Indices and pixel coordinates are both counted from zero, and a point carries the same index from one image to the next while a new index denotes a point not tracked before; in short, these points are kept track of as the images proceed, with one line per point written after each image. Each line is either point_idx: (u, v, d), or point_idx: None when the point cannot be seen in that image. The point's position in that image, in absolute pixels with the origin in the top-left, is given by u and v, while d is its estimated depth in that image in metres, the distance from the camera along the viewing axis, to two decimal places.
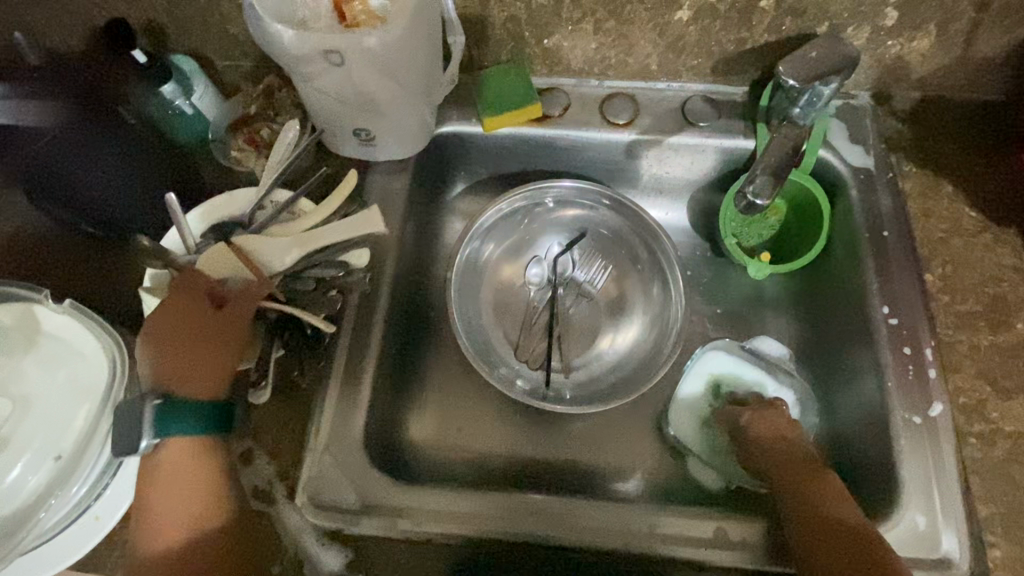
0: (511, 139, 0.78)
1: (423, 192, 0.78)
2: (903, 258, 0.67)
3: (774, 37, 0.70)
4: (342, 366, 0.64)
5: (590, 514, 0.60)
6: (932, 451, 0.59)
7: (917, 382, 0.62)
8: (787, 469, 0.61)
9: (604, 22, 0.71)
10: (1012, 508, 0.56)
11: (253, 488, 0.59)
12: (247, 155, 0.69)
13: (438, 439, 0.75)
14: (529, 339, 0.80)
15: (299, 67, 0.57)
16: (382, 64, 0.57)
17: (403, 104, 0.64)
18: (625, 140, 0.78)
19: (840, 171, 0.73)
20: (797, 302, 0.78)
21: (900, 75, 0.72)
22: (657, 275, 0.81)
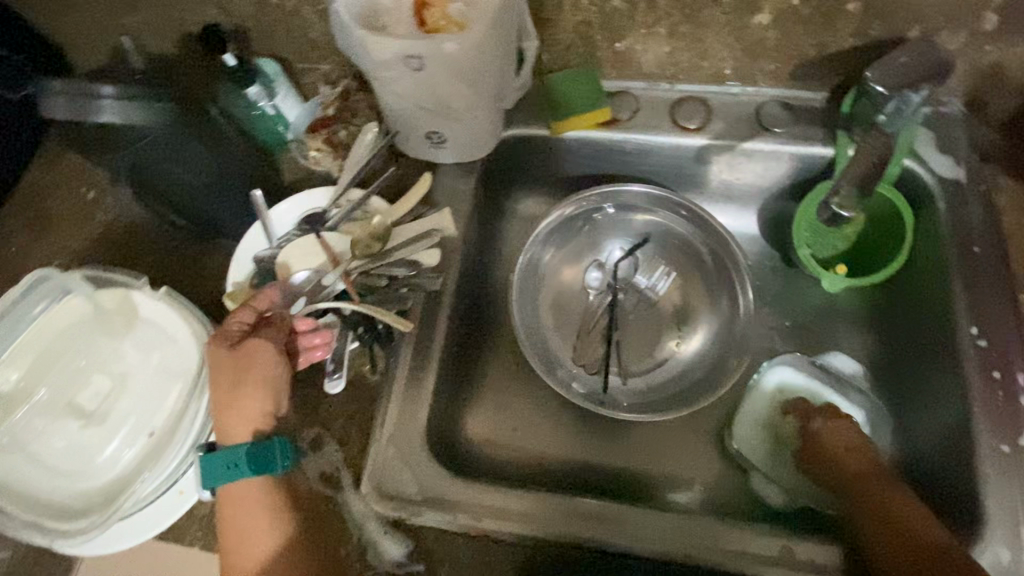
0: (577, 142, 0.78)
1: (488, 194, 0.80)
2: (995, 276, 0.63)
3: (859, 41, 0.67)
4: (409, 363, 0.65)
5: (643, 518, 0.60)
6: (1021, 482, 0.56)
7: (1006, 409, 0.58)
8: (862, 492, 0.59)
9: (678, 25, 0.70)
10: None
11: (323, 473, 0.62)
12: (323, 155, 0.74)
13: (495, 437, 0.76)
14: (588, 343, 0.80)
15: (381, 73, 0.59)
16: (460, 69, 0.58)
17: (475, 109, 0.65)
18: (694, 145, 0.76)
19: (927, 182, 0.69)
20: (871, 317, 0.75)
21: (998, 81, 0.68)
22: (721, 284, 0.80)
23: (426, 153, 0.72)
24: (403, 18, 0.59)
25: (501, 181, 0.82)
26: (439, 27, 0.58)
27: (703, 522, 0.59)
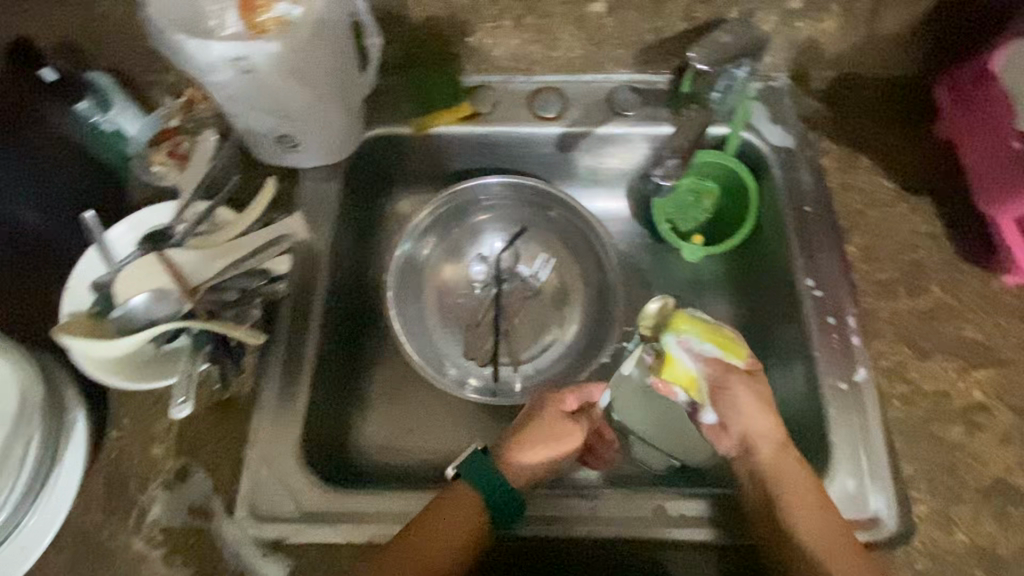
0: (442, 139, 0.78)
1: (358, 197, 0.78)
2: (824, 231, 0.69)
3: (688, 24, 0.72)
4: (278, 374, 0.64)
5: (577, 501, 0.62)
6: (857, 414, 0.61)
7: (840, 350, 0.64)
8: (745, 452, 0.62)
9: (522, 18, 0.72)
10: (932, 463, 0.59)
11: (190, 505, 0.59)
12: (168, 170, 0.69)
13: (388, 443, 0.74)
14: (475, 337, 0.81)
15: (208, 78, 0.57)
16: (291, 71, 0.57)
17: (323, 112, 0.64)
18: (555, 133, 0.78)
19: (763, 152, 0.75)
20: (733, 282, 0.80)
21: (814, 55, 0.75)
22: (595, 265, 0.82)
23: (282, 158, 0.70)
24: (228, 21, 0.56)
25: (372, 183, 0.81)
26: (267, 28, 0.56)
27: (624, 496, 0.62)
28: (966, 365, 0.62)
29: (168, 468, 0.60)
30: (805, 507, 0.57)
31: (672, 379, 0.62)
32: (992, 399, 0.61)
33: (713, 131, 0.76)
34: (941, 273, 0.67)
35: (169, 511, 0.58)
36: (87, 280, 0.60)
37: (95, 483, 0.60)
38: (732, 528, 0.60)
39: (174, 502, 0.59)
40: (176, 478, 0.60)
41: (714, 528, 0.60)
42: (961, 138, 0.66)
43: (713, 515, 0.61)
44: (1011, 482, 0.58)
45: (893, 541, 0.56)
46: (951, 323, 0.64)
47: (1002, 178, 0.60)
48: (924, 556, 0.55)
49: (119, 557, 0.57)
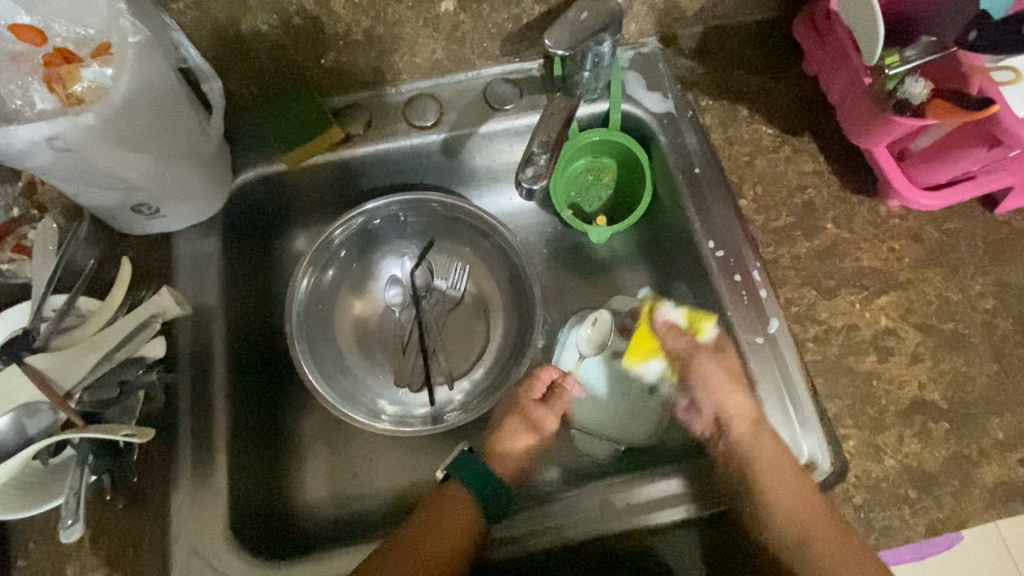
0: (321, 168, 0.74)
1: (246, 247, 0.73)
2: (717, 189, 0.70)
3: (544, 6, 0.69)
4: (189, 456, 0.60)
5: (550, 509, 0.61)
6: (777, 363, 0.63)
7: (751, 305, 0.65)
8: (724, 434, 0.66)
9: (372, 30, 0.68)
10: (854, 397, 0.60)
11: None
12: (21, 264, 0.62)
13: (333, 493, 0.71)
14: (404, 363, 0.77)
15: (25, 165, 0.51)
16: (117, 138, 0.52)
17: (168, 167, 0.59)
18: (436, 140, 0.75)
19: (645, 120, 0.74)
20: (646, 253, 0.80)
21: (675, 14, 0.74)
22: (511, 265, 0.80)
23: (147, 226, 0.65)
24: (34, 98, 0.52)
25: (261, 228, 0.76)
26: (81, 98, 0.52)
27: (592, 492, 0.61)
28: (870, 295, 0.64)
29: None
30: (775, 480, 0.60)
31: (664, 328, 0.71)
32: (898, 322, 0.63)
33: (594, 107, 0.75)
34: (833, 208, 0.68)
35: None
36: None
37: None
38: (706, 498, 0.61)
39: None
40: None
41: (690, 503, 0.61)
42: (825, 73, 0.66)
43: (686, 491, 0.61)
44: (928, 398, 0.60)
45: (829, 481, 0.58)
46: (848, 257, 0.65)
47: (862, 110, 0.61)
48: (861, 489, 0.57)
49: None
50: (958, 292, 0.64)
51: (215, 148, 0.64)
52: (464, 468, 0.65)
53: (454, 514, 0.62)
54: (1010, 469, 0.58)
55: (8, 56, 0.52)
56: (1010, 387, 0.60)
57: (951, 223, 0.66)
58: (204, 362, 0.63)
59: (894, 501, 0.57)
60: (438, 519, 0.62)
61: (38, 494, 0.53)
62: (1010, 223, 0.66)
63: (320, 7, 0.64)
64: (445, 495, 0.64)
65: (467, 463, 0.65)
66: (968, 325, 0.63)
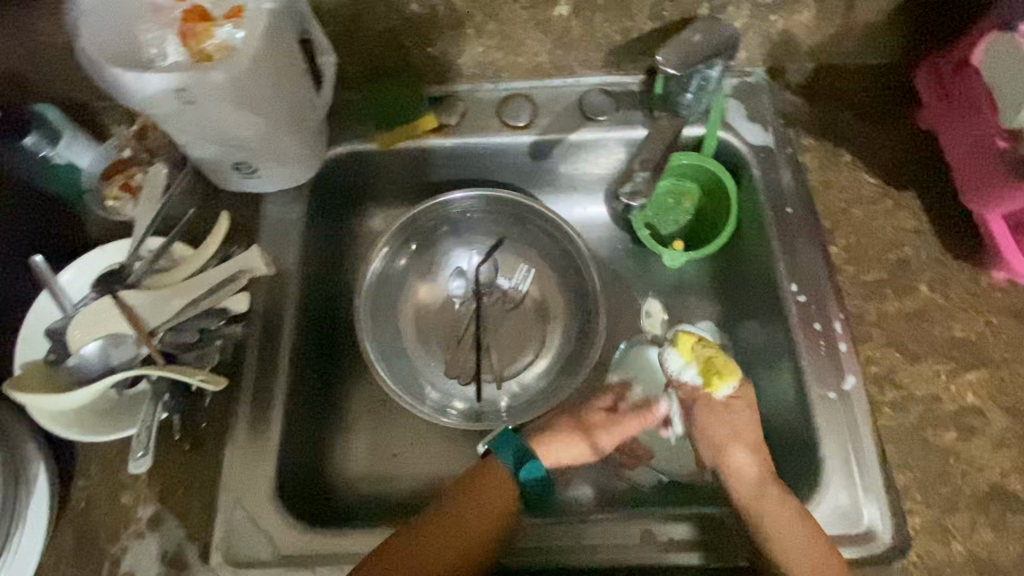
0: (411, 152, 0.75)
1: (326, 218, 0.75)
2: (807, 232, 0.67)
3: (657, 23, 0.69)
4: (247, 411, 0.62)
5: (590, 530, 0.60)
6: (847, 422, 0.60)
7: (828, 357, 0.62)
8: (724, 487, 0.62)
9: (483, 25, 0.69)
10: (926, 472, 0.57)
11: (164, 551, 0.57)
12: (123, 203, 0.67)
13: (369, 471, 0.72)
14: (457, 355, 0.78)
15: (151, 111, 0.54)
16: (238, 97, 0.54)
17: (274, 132, 0.61)
18: (525, 142, 0.75)
19: (741, 151, 0.72)
20: (717, 285, 0.78)
21: (790, 48, 0.72)
22: (579, 277, 0.79)
23: (242, 185, 0.67)
24: (166, 50, 0.53)
25: (343, 203, 0.78)
26: (209, 54, 0.53)
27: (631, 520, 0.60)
28: (958, 368, 0.60)
29: (139, 516, 0.58)
30: (805, 551, 0.54)
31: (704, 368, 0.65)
32: (986, 401, 0.59)
33: (689, 131, 0.74)
34: (929, 270, 0.64)
35: (142, 560, 0.57)
36: (40, 326, 0.58)
37: (63, 538, 0.58)
38: (715, 550, 0.58)
39: (146, 550, 0.57)
40: (148, 525, 0.58)
41: (703, 551, 0.59)
42: (945, 128, 0.63)
43: (700, 538, 0.59)
44: (1008, 488, 0.56)
45: (888, 556, 0.55)
46: (939, 324, 0.62)
47: (984, 173, 0.59)
48: (920, 570, 0.54)
49: None
50: None
51: (319, 122, 0.65)
52: (506, 446, 0.64)
53: (493, 483, 0.61)
54: None
55: (150, 8, 0.54)
56: None
57: None
58: (273, 322, 0.65)
59: None
60: (480, 488, 0.61)
61: (111, 421, 0.55)
62: None
63: None
64: (486, 467, 0.62)
65: (511, 442, 0.64)
66: None
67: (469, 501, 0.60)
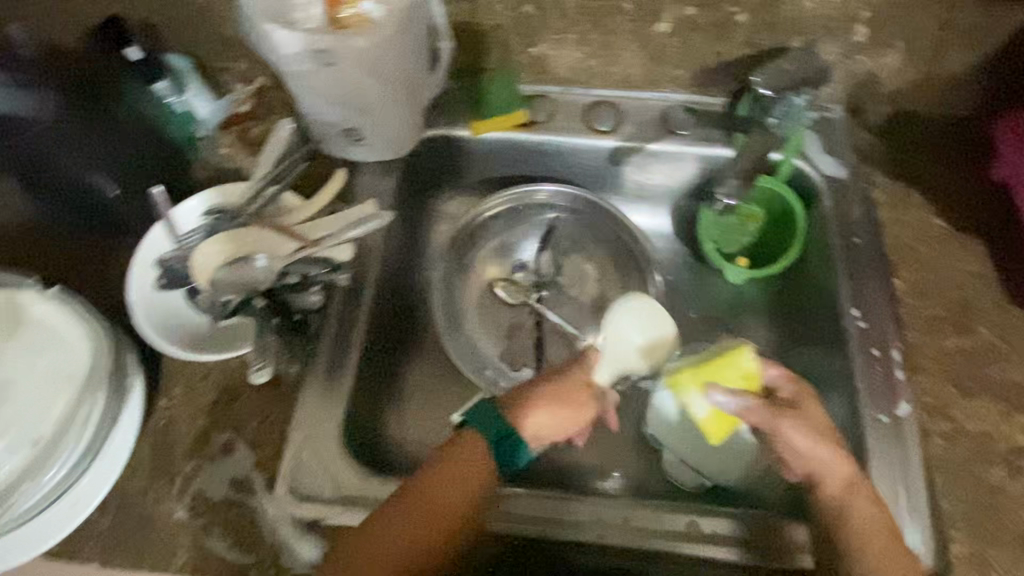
0: (500, 143, 0.80)
1: (414, 194, 0.81)
2: (872, 262, 0.70)
3: (751, 50, 0.73)
4: (324, 358, 0.65)
5: (646, 515, 0.61)
6: (899, 448, 0.61)
7: (883, 381, 0.64)
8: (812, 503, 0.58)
9: (587, 33, 0.74)
10: (973, 505, 0.58)
11: (233, 477, 0.61)
12: (237, 151, 0.73)
13: (423, 438, 0.74)
14: (514, 342, 0.82)
15: (293, 66, 0.59)
16: (371, 65, 0.60)
17: (391, 104, 0.66)
18: (608, 146, 0.80)
19: (813, 181, 0.75)
20: (775, 310, 0.80)
21: (872, 89, 0.75)
22: (637, 280, 0.83)
23: (345, 150, 0.72)
24: (313, 16, 0.59)
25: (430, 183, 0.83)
26: (346, 23, 0.58)
27: (684, 510, 0.62)
28: (1011, 409, 0.62)
29: (214, 441, 0.62)
30: (880, 542, 0.53)
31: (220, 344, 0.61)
32: None
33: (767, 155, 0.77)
34: (988, 314, 0.66)
35: (213, 481, 0.60)
36: (153, 253, 0.63)
37: (143, 450, 0.62)
38: (773, 548, 0.59)
39: (219, 473, 0.61)
40: (221, 450, 0.62)
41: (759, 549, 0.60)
42: (1015, 182, 0.66)
43: (745, 533, 0.60)
44: None
45: None
46: (995, 364, 0.64)
47: None
48: None
49: (159, 527, 0.59)
50: None
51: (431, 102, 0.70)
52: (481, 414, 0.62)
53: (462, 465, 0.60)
54: None
55: None
56: None
57: None
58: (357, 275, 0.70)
59: None
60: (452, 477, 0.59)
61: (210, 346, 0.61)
62: None
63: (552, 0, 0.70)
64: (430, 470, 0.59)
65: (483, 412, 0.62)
66: None
67: (440, 485, 0.58)
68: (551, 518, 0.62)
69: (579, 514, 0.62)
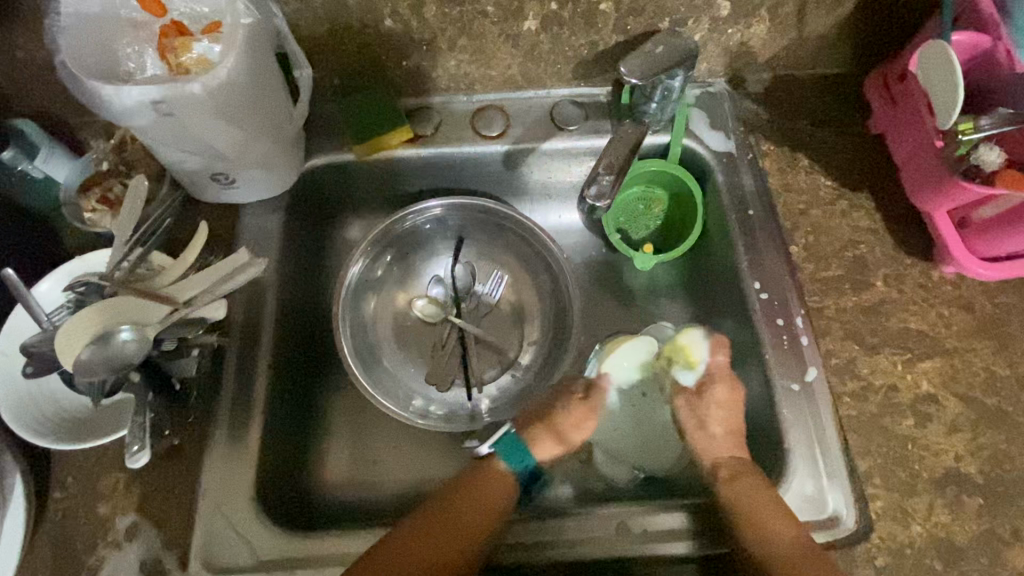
0: (389, 163, 0.76)
1: (306, 227, 0.77)
2: (768, 233, 0.71)
3: (623, 37, 0.71)
4: (227, 415, 0.63)
5: (601, 522, 0.62)
6: (812, 413, 0.63)
7: (791, 350, 0.65)
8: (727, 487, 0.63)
9: (456, 40, 0.71)
10: (887, 459, 0.60)
11: (142, 563, 0.57)
12: (102, 216, 0.66)
13: (354, 477, 0.72)
14: (438, 364, 0.79)
15: (131, 123, 0.56)
16: (215, 110, 0.57)
17: (252, 142, 0.63)
18: (498, 151, 0.78)
19: (704, 158, 0.75)
20: (689, 289, 0.80)
21: (748, 59, 0.75)
22: (548, 283, 0.81)
23: (220, 195, 0.69)
24: (146, 69, 0.56)
25: (323, 213, 0.79)
26: (187, 68, 0.55)
27: (635, 512, 0.63)
28: (913, 357, 0.63)
29: (115, 528, 0.58)
30: (766, 509, 0.58)
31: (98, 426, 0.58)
32: (939, 388, 0.62)
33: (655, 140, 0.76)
34: (884, 267, 0.67)
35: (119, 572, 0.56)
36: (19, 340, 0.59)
37: (38, 551, 0.57)
38: (705, 538, 0.61)
39: (125, 561, 0.57)
40: (124, 537, 0.57)
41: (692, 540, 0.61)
42: (891, 134, 0.67)
43: (686, 526, 0.62)
44: (962, 470, 0.59)
45: (853, 540, 0.58)
46: (895, 316, 0.65)
47: (931, 172, 0.61)
48: (883, 551, 0.57)
49: None
50: (1006, 367, 0.63)
51: (296, 132, 0.67)
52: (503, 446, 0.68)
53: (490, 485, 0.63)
54: None
55: (130, 25, 0.56)
56: None
57: (1004, 298, 0.65)
58: (253, 326, 0.67)
59: (917, 569, 0.56)
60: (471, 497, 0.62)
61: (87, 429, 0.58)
62: None
63: (411, 11, 0.67)
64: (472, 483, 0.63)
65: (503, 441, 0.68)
66: (1013, 403, 0.62)
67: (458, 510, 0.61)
68: (509, 543, 0.62)
69: (516, 536, 0.62)
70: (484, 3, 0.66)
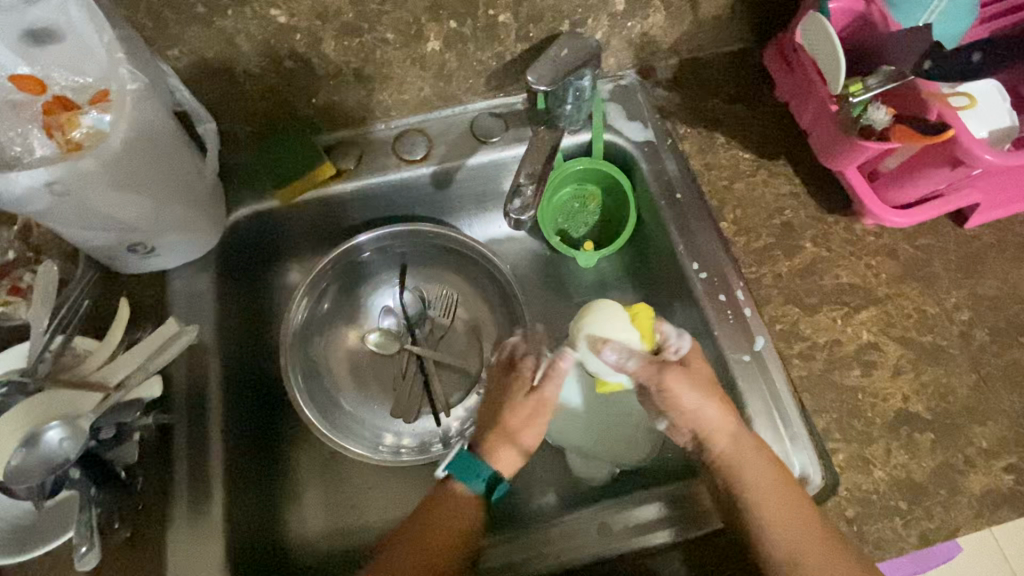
0: (316, 203, 0.75)
1: (238, 280, 0.74)
2: (699, 213, 0.72)
3: (527, 44, 0.71)
4: (184, 491, 0.60)
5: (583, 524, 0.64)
6: (767, 380, 0.65)
7: (737, 323, 0.67)
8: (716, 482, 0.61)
9: (362, 71, 0.69)
10: (842, 411, 0.62)
11: None
12: (15, 308, 0.62)
13: (334, 527, 0.70)
14: (400, 395, 0.77)
15: (28, 210, 0.53)
16: (114, 181, 0.55)
17: (162, 206, 0.61)
18: (425, 173, 0.77)
19: (627, 149, 0.76)
20: (634, 279, 0.81)
21: (652, 47, 0.76)
22: (497, 295, 0.81)
23: (143, 265, 0.67)
24: (33, 145, 0.55)
25: (257, 264, 0.77)
26: (79, 143, 0.54)
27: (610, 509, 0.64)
28: (851, 310, 0.66)
29: None
30: (774, 497, 0.57)
31: (27, 542, 0.54)
32: (879, 335, 0.65)
33: (578, 138, 0.77)
34: (810, 228, 0.70)
35: None
36: None
37: None
38: (685, 523, 0.63)
39: None
40: None
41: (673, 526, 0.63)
42: (795, 102, 0.69)
43: (667, 514, 0.63)
44: (912, 410, 0.62)
45: (822, 496, 0.60)
46: (828, 274, 0.68)
47: (835, 135, 0.63)
48: (852, 502, 0.59)
49: None
50: (935, 305, 0.66)
51: (209, 188, 0.66)
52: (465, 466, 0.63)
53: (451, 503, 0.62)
54: (996, 477, 0.60)
55: (10, 105, 0.55)
56: (990, 396, 0.63)
57: (923, 239, 0.69)
58: (198, 395, 0.64)
59: (886, 512, 0.59)
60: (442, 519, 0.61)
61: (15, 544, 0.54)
62: (980, 237, 0.69)
63: (309, 49, 0.65)
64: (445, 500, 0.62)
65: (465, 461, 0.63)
66: (946, 337, 0.65)
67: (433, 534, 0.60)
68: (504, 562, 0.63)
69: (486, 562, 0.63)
70: (383, 31, 0.65)
